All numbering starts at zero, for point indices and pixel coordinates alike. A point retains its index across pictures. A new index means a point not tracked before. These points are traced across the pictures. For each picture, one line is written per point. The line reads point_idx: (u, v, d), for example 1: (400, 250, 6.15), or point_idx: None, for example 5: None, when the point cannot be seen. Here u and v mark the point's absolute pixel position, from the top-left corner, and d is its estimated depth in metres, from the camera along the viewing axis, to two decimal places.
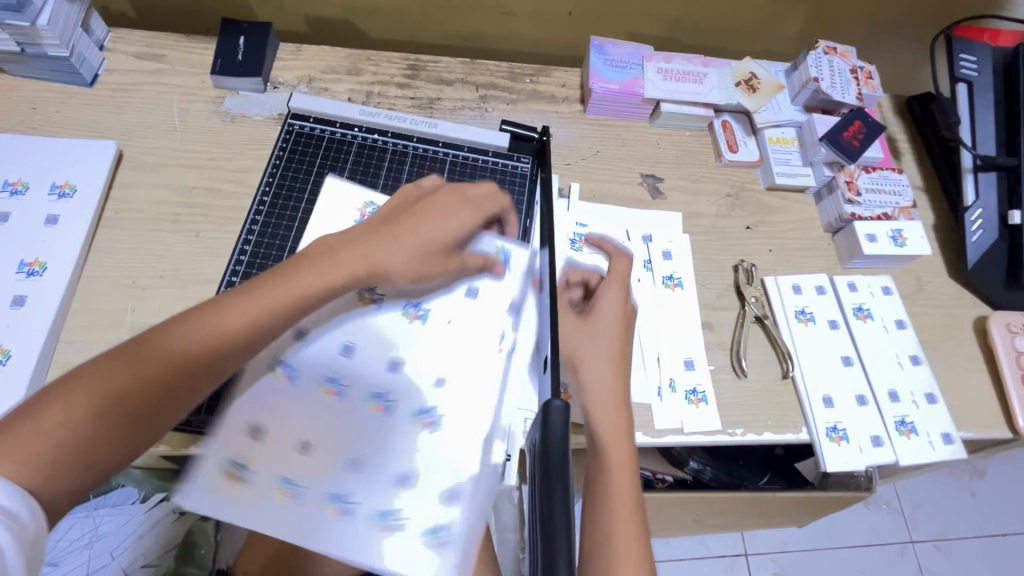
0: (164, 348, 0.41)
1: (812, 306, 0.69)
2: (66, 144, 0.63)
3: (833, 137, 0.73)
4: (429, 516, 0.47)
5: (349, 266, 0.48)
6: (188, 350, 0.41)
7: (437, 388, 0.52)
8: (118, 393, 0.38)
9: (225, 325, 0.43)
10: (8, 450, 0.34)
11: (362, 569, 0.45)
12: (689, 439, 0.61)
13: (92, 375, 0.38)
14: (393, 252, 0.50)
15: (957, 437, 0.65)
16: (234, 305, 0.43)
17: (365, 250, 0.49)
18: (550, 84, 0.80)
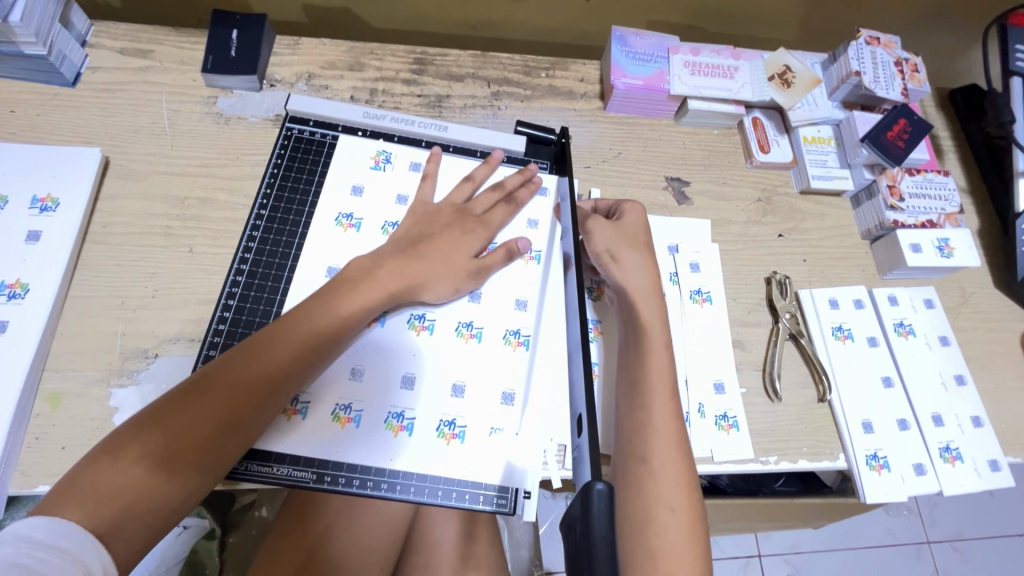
0: (216, 384, 0.44)
1: (850, 322, 0.65)
2: (47, 153, 0.58)
3: (875, 138, 0.67)
4: (485, 421, 0.52)
5: (382, 292, 0.51)
6: (238, 385, 0.44)
7: (456, 393, 0.52)
8: (177, 432, 0.41)
9: (274, 355, 0.46)
10: (83, 495, 0.38)
11: (433, 475, 0.50)
12: (719, 468, 0.57)
13: (157, 416, 0.42)
14: (423, 276, 0.53)
15: (1005, 464, 0.61)
16: (278, 338, 0.47)
17: (397, 276, 0.52)
18: (567, 79, 0.74)
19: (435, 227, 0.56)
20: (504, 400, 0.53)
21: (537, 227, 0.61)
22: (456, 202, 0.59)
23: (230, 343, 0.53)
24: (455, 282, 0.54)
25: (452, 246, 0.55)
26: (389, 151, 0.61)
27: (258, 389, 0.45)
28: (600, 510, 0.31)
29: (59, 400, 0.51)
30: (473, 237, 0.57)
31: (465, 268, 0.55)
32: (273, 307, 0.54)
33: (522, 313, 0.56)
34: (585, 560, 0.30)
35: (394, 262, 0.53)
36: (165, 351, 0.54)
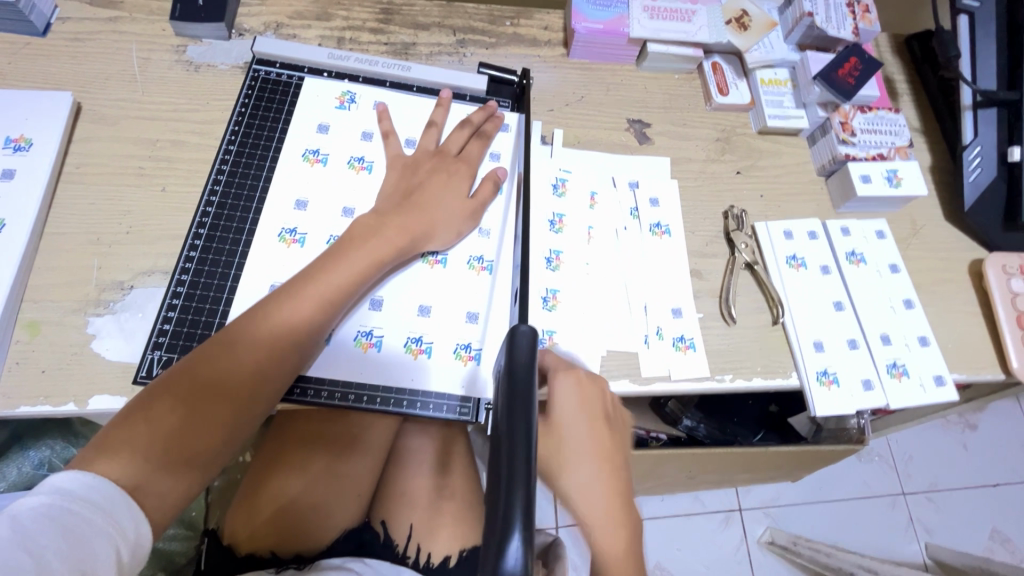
0: (244, 342, 0.46)
1: (804, 251, 0.67)
2: (18, 97, 0.60)
3: (827, 75, 0.70)
4: (453, 339, 0.55)
5: (394, 249, 0.53)
6: (265, 342, 0.47)
7: (422, 313, 0.56)
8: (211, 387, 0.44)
9: (294, 311, 0.48)
10: (128, 445, 0.40)
11: (404, 390, 0.53)
12: (677, 386, 0.60)
13: (189, 372, 0.44)
14: (427, 228, 0.56)
15: (949, 379, 0.64)
16: (297, 295, 0.49)
17: (404, 231, 0.54)
18: (531, 27, 0.76)
19: (416, 172, 0.59)
20: (468, 319, 0.56)
21: (498, 160, 0.64)
22: (431, 146, 0.61)
23: (201, 268, 0.55)
24: (453, 229, 0.57)
25: (447, 192, 0.58)
26: (354, 93, 0.64)
27: (270, 361, 0.47)
28: (523, 347, 0.36)
29: (37, 328, 0.53)
30: (455, 181, 0.59)
31: (461, 210, 0.58)
32: (242, 235, 0.57)
33: (484, 240, 0.60)
34: (506, 385, 0.34)
35: (396, 216, 0.55)
36: (140, 283, 0.56)
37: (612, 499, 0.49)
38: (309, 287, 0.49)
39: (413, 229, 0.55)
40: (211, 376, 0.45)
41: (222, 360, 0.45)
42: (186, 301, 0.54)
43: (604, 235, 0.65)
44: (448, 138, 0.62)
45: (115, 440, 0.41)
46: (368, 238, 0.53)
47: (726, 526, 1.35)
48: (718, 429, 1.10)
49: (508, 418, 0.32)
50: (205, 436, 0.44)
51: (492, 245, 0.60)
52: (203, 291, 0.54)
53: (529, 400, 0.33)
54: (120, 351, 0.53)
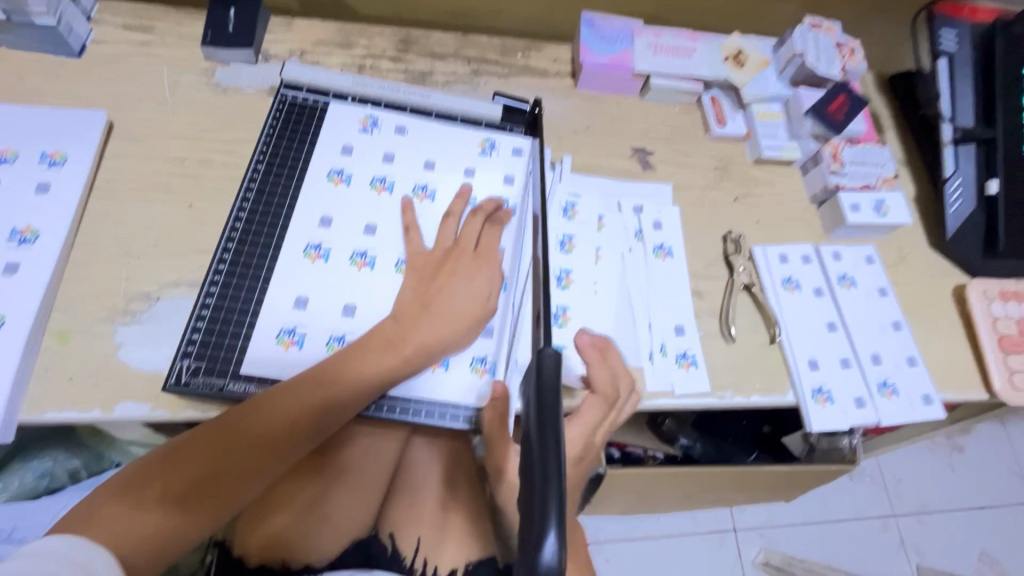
0: (238, 434, 0.48)
1: (798, 274, 0.71)
2: (54, 114, 0.62)
3: (819, 111, 0.75)
4: (471, 352, 0.59)
5: (397, 355, 0.54)
6: (256, 439, 0.48)
7: None
8: (193, 480, 0.45)
9: (287, 413, 0.49)
10: (109, 524, 0.41)
11: (421, 402, 0.56)
12: (679, 401, 0.63)
13: (182, 452, 0.46)
14: (433, 327, 0.55)
15: (937, 399, 0.67)
16: (293, 397, 0.50)
17: (409, 330, 0.55)
18: (541, 59, 0.80)
19: (436, 271, 0.58)
20: (484, 334, 0.60)
21: (512, 182, 0.67)
22: (448, 241, 0.60)
23: (228, 281, 0.57)
24: (463, 328, 0.56)
25: (461, 288, 0.57)
26: (375, 118, 0.67)
27: (257, 460, 0.48)
28: (549, 360, 0.36)
29: (66, 336, 0.55)
30: (474, 282, 0.58)
31: (473, 316, 0.57)
32: (269, 249, 0.59)
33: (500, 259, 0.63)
34: (535, 396, 0.35)
35: (401, 315, 0.55)
36: (166, 294, 0.58)
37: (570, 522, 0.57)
38: (327, 380, 0.51)
39: (430, 341, 0.55)
40: (215, 449, 0.47)
41: (232, 439, 0.47)
42: (214, 312, 0.56)
43: (611, 256, 0.68)
44: (463, 231, 0.61)
45: (105, 513, 0.42)
46: (384, 350, 0.53)
47: (721, 546, 1.36)
48: (714, 448, 1.12)
49: (539, 432, 0.33)
50: (206, 503, 0.45)
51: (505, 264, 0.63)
52: (231, 303, 0.57)
53: (558, 411, 0.34)
54: (146, 359, 0.55)
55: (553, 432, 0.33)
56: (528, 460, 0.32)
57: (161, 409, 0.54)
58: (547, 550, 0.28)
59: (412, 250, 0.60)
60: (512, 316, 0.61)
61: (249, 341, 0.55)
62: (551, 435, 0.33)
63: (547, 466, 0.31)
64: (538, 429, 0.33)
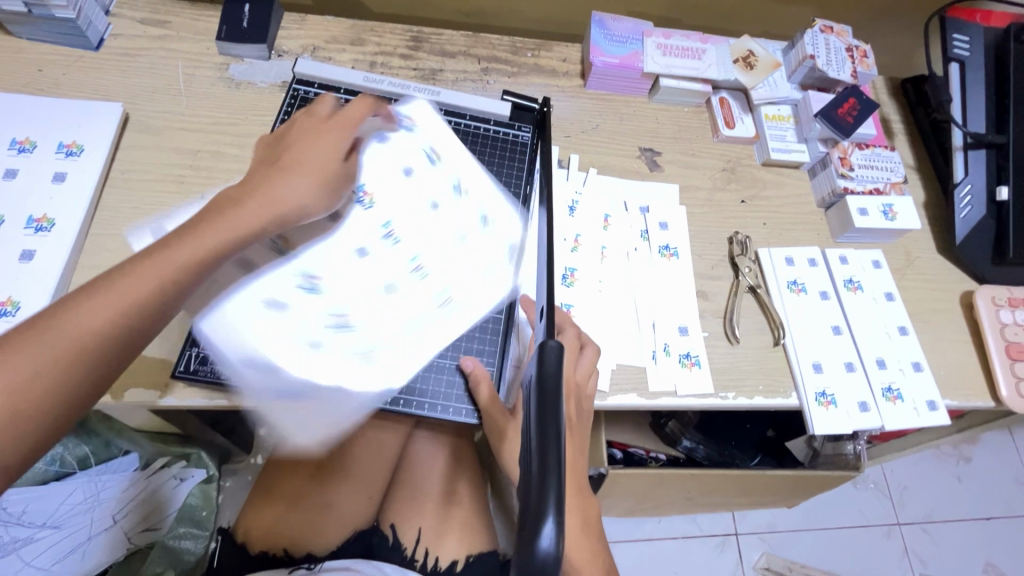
0: (63, 333, 0.38)
1: (803, 277, 0.71)
2: (72, 105, 0.64)
3: (828, 113, 0.74)
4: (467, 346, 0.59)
5: (253, 212, 0.48)
6: (89, 336, 0.39)
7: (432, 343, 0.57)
8: (6, 392, 0.35)
9: (128, 300, 0.40)
10: None
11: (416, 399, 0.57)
12: (682, 401, 0.63)
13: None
14: (294, 189, 0.51)
15: (941, 404, 0.67)
16: (126, 280, 0.41)
17: (267, 196, 0.49)
18: (550, 58, 0.81)
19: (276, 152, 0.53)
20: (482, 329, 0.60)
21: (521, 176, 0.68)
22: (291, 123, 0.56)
23: None
24: (314, 189, 0.52)
25: (280, 181, 0.51)
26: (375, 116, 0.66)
27: (87, 359, 0.38)
28: (551, 356, 0.36)
29: None
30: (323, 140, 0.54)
31: (321, 172, 0.53)
32: None
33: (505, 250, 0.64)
34: (536, 393, 0.35)
35: (221, 200, 0.49)
36: None
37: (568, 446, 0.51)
38: (174, 246, 0.44)
39: (287, 199, 0.50)
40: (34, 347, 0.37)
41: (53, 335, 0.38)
42: None
43: (616, 255, 0.69)
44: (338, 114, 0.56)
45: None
46: (223, 210, 0.48)
47: (722, 550, 1.35)
48: (717, 451, 1.12)
49: (541, 429, 0.32)
50: (26, 411, 0.36)
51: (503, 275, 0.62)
52: None
53: (559, 404, 0.34)
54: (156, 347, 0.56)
55: (555, 428, 0.32)
56: (528, 455, 0.32)
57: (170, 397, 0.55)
58: (546, 541, 0.28)
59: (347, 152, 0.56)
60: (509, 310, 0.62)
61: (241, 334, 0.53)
62: (553, 431, 0.32)
63: (547, 464, 0.31)
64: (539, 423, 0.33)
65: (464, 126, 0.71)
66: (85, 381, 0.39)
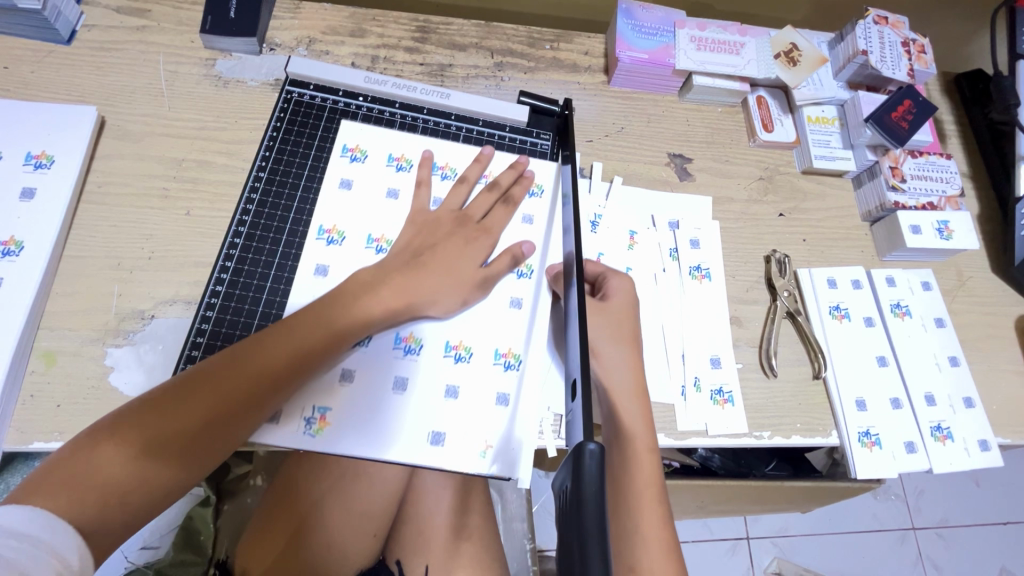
0: (223, 378, 0.44)
1: (847, 302, 0.65)
2: (41, 108, 0.57)
3: (880, 118, 0.67)
4: (491, 389, 0.53)
5: (389, 301, 0.51)
6: (246, 382, 0.45)
7: (449, 398, 0.52)
8: (165, 432, 0.41)
9: (270, 357, 0.46)
10: (65, 481, 0.38)
11: (435, 460, 0.50)
12: (713, 441, 0.58)
13: (164, 398, 0.42)
14: (433, 286, 0.53)
15: (994, 444, 0.62)
16: (277, 340, 0.47)
17: (404, 286, 0.52)
18: (571, 51, 0.73)
19: (436, 235, 0.56)
20: (505, 368, 0.54)
21: (541, 191, 0.63)
22: (455, 208, 0.58)
23: (227, 304, 0.53)
24: (462, 295, 0.54)
25: (456, 255, 0.55)
26: (367, 142, 0.61)
27: (237, 406, 0.44)
28: (592, 469, 0.29)
29: (54, 358, 0.51)
30: (473, 249, 0.56)
31: (470, 279, 0.55)
32: (271, 269, 0.55)
33: (523, 281, 0.58)
34: (572, 511, 0.28)
35: (396, 276, 0.52)
36: (161, 313, 0.54)
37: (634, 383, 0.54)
38: (299, 327, 0.48)
39: (424, 293, 0.53)
40: (176, 414, 0.42)
41: (204, 384, 0.43)
42: (210, 339, 0.52)
43: (642, 278, 0.63)
44: (473, 202, 0.59)
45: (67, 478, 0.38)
46: (360, 296, 0.50)
47: (733, 555, 1.33)
48: (733, 461, 1.07)
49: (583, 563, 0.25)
50: (184, 449, 0.42)
51: (523, 318, 0.56)
52: (228, 331, 0.52)
53: (603, 530, 0.27)
54: (140, 386, 0.51)
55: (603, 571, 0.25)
56: None
57: None
58: None
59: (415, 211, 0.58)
60: (531, 345, 0.56)
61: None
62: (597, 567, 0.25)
63: None
64: (580, 569, 0.25)
65: (477, 133, 0.64)
66: (225, 431, 0.44)
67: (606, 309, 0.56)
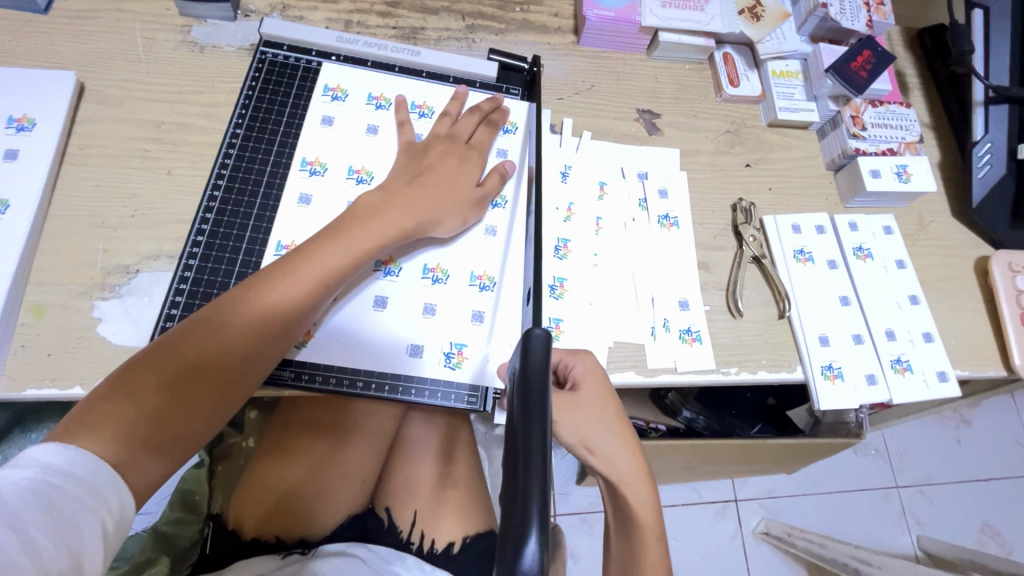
0: (242, 313, 0.46)
1: (811, 246, 0.67)
2: (21, 75, 0.59)
3: (840, 68, 0.69)
4: (469, 308, 0.57)
5: (396, 222, 0.53)
6: (265, 312, 0.47)
7: (427, 315, 0.56)
8: (192, 366, 0.43)
9: (287, 287, 0.48)
10: (104, 417, 0.40)
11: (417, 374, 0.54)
12: (682, 378, 0.60)
13: (187, 335, 0.44)
14: (433, 206, 0.55)
15: (952, 375, 0.64)
16: (292, 272, 0.48)
17: (409, 209, 0.54)
18: (541, 13, 0.75)
19: (427, 155, 0.58)
20: (481, 288, 0.58)
21: (513, 132, 0.65)
22: (444, 131, 0.61)
23: (208, 252, 0.55)
24: (462, 216, 0.57)
25: (452, 175, 0.58)
26: (347, 83, 0.63)
27: (259, 338, 0.47)
28: (537, 349, 0.35)
29: (43, 311, 0.53)
30: (466, 168, 0.59)
31: (469, 198, 0.58)
32: (250, 219, 0.57)
33: (497, 210, 0.61)
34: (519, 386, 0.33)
35: (401, 198, 0.54)
36: (145, 267, 0.56)
37: (634, 460, 0.54)
38: (314, 254, 0.49)
39: (427, 213, 0.55)
40: (198, 350, 0.44)
41: (224, 321, 0.45)
42: (193, 286, 0.54)
43: (613, 227, 0.65)
44: (459, 124, 0.61)
45: (101, 413, 0.40)
46: (368, 220, 0.52)
47: (722, 517, 1.36)
48: (718, 421, 1.10)
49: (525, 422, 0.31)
50: (212, 382, 0.44)
51: (497, 246, 0.60)
52: (209, 278, 0.54)
53: (544, 401, 0.32)
54: (125, 335, 0.53)
55: (541, 424, 0.30)
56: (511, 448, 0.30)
57: None
58: (528, 557, 0.26)
59: (402, 142, 0.60)
60: (507, 267, 0.59)
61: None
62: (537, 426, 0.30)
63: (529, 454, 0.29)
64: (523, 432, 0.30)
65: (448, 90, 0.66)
66: (250, 361, 0.46)
67: (579, 401, 0.53)
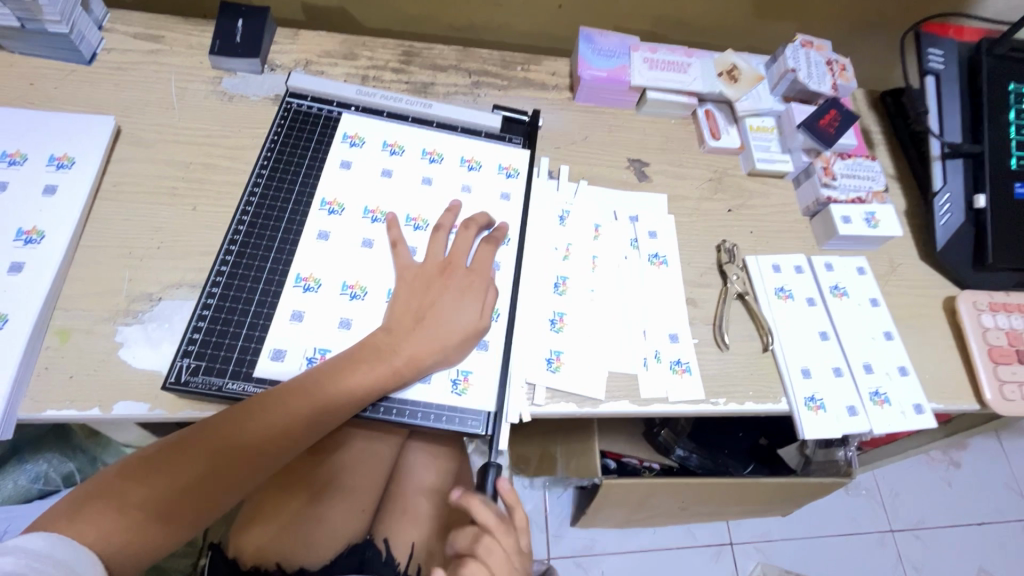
0: (248, 426, 0.50)
1: (790, 284, 0.72)
2: (65, 118, 0.64)
3: (810, 125, 0.76)
4: None
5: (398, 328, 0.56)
6: (269, 426, 0.50)
7: None
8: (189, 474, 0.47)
9: (295, 404, 0.51)
10: (97, 513, 0.43)
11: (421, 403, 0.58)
12: (673, 408, 0.63)
13: (193, 440, 0.48)
14: (438, 301, 0.58)
15: (928, 408, 0.68)
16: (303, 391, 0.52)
17: (411, 308, 0.57)
18: (540, 72, 0.83)
19: (425, 287, 0.59)
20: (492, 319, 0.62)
21: (516, 175, 0.70)
22: (440, 259, 0.61)
23: (231, 281, 0.59)
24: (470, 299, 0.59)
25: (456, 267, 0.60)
26: (365, 131, 0.69)
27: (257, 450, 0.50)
28: None
29: (68, 335, 0.56)
30: (464, 298, 0.59)
31: (471, 281, 0.60)
32: (271, 251, 0.61)
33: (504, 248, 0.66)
34: None
35: (402, 297, 0.58)
36: (167, 295, 0.59)
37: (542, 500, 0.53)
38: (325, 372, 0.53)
39: (431, 308, 0.57)
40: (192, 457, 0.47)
41: (229, 433, 0.49)
42: (215, 312, 0.57)
43: (607, 265, 0.70)
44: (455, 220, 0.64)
45: (93, 509, 0.43)
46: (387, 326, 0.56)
47: (718, 561, 1.34)
48: (711, 459, 1.10)
49: None
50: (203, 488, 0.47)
51: (502, 279, 0.65)
52: (231, 305, 0.58)
53: None
54: (146, 360, 0.56)
55: None
56: None
57: (159, 409, 0.54)
58: None
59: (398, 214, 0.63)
60: (511, 298, 0.64)
61: (261, 344, 0.57)
62: None
63: None
64: None
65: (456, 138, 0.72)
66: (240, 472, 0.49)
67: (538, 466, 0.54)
